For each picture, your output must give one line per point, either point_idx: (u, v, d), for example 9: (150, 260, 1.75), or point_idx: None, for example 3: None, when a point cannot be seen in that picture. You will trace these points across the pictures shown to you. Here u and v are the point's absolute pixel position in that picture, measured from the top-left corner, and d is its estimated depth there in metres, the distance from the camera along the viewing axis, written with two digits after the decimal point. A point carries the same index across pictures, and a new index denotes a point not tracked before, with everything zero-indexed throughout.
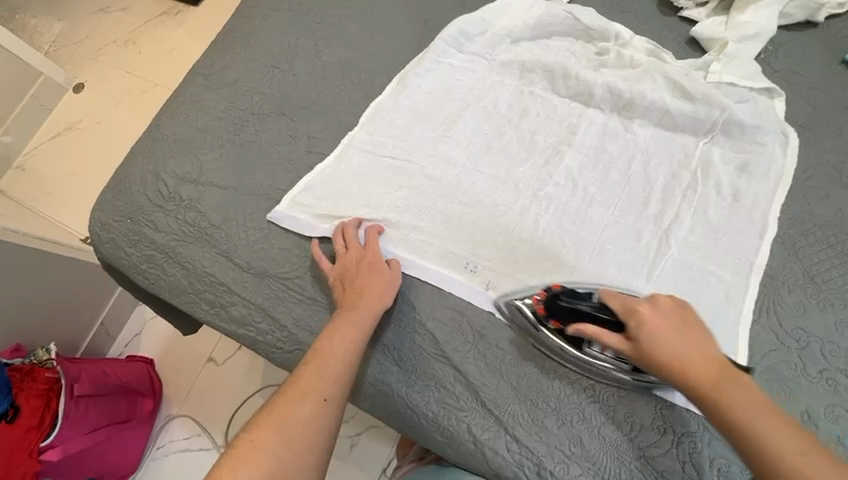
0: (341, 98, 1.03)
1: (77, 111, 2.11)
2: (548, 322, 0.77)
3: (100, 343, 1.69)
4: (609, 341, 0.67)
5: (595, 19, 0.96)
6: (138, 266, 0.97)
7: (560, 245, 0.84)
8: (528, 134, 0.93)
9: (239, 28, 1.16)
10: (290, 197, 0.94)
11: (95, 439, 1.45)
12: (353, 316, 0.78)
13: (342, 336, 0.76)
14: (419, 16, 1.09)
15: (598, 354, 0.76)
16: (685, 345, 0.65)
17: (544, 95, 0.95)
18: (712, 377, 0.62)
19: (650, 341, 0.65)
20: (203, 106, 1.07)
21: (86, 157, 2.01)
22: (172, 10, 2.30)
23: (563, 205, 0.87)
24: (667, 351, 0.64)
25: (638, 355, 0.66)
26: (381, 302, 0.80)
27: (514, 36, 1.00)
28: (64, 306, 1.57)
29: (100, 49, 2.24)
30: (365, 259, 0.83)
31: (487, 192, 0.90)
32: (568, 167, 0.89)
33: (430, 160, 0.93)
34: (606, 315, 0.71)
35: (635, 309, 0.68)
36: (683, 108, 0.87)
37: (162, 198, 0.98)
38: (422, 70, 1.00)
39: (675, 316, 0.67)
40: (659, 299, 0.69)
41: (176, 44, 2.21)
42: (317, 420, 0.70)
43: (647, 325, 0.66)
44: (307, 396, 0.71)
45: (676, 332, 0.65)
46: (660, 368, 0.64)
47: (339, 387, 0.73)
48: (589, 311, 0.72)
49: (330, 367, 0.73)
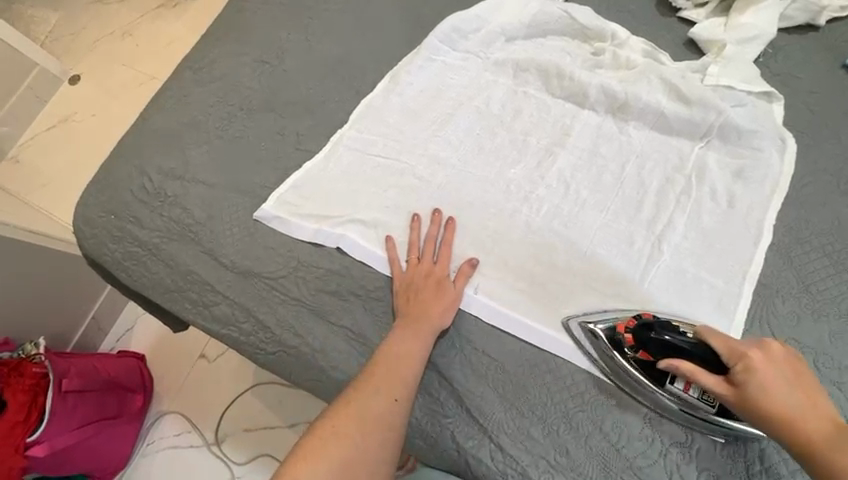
0: (332, 95, 1.01)
1: (71, 103, 2.09)
2: (635, 352, 0.71)
3: (91, 338, 1.67)
4: (703, 381, 0.62)
5: (592, 18, 0.94)
6: (122, 263, 0.95)
7: (551, 250, 0.82)
8: (521, 135, 0.91)
9: (229, 21, 1.14)
10: (277, 195, 0.92)
11: (81, 435, 1.43)
12: (414, 329, 0.76)
13: (407, 346, 0.75)
14: (413, 12, 1.07)
15: (681, 392, 0.69)
16: (796, 400, 0.59)
17: (538, 95, 0.93)
18: (826, 437, 0.57)
19: (759, 392, 0.59)
20: (191, 101, 1.05)
21: (79, 150, 1.99)
22: (169, 2, 2.27)
23: (554, 207, 0.85)
24: (783, 406, 0.59)
25: (740, 403, 0.61)
26: (442, 318, 0.78)
27: (509, 34, 0.98)
28: (54, 300, 1.55)
29: (96, 41, 2.22)
30: (432, 276, 0.80)
31: (478, 193, 0.88)
32: (560, 170, 0.87)
33: (420, 160, 0.91)
34: (704, 351, 0.63)
35: (744, 353, 0.61)
36: (679, 111, 0.85)
37: (147, 194, 0.96)
38: (415, 67, 0.98)
39: (788, 366, 0.61)
40: (769, 343, 0.63)
41: (172, 38, 2.19)
42: (389, 417, 0.70)
43: (757, 373, 0.60)
44: (378, 396, 0.71)
45: (787, 385, 0.60)
46: (765, 422, 0.59)
47: (408, 389, 0.73)
48: (681, 346, 0.64)
49: (400, 370, 0.73)
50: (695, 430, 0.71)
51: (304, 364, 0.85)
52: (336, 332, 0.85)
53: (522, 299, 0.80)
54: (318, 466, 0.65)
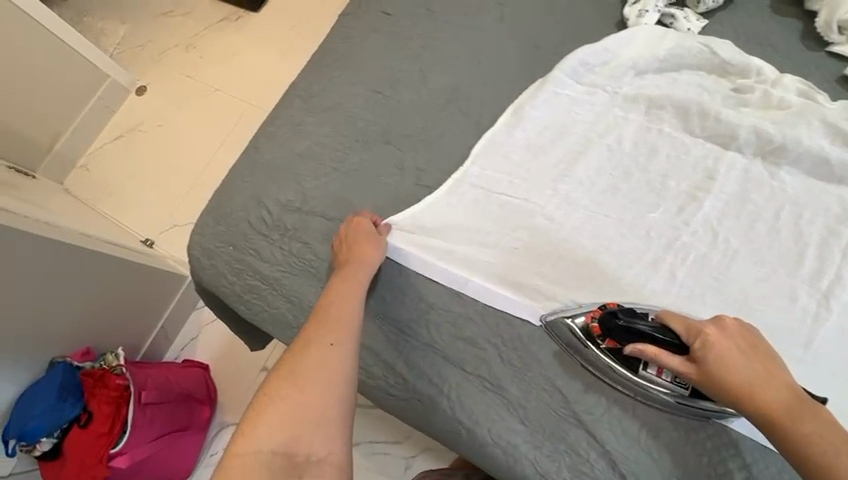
0: (450, 127, 0.98)
1: (138, 113, 2.11)
2: (603, 341, 0.74)
3: (159, 345, 1.68)
4: (668, 361, 0.65)
5: (734, 53, 0.89)
6: (242, 296, 0.95)
7: (703, 304, 0.77)
8: (659, 176, 0.86)
9: (336, 48, 1.13)
10: (397, 222, 0.90)
11: (157, 447, 1.45)
12: (348, 284, 0.81)
13: (338, 297, 0.79)
14: (530, 42, 1.03)
15: (654, 377, 0.71)
16: (753, 370, 0.62)
17: (675, 133, 0.88)
18: (785, 405, 0.59)
19: (719, 366, 0.62)
20: (304, 131, 1.04)
21: (147, 161, 2.02)
22: (232, 15, 2.24)
23: (702, 257, 0.80)
24: (738, 376, 0.61)
25: (703, 379, 0.63)
26: (371, 266, 0.84)
27: (641, 68, 0.93)
28: (129, 312, 1.55)
29: (161, 53, 2.22)
30: (354, 229, 0.86)
31: (615, 238, 0.84)
32: (705, 217, 0.82)
33: (551, 200, 0.88)
34: (666, 335, 0.66)
35: (700, 330, 0.65)
36: (843, 158, 0.79)
37: (266, 226, 0.96)
38: (538, 101, 0.95)
39: (742, 340, 0.64)
40: (725, 320, 0.66)
41: (235, 51, 2.16)
42: (327, 365, 0.72)
43: (714, 348, 0.63)
44: (314, 346, 0.74)
45: (743, 357, 0.62)
46: (730, 395, 0.61)
47: (346, 334, 0.75)
48: (647, 331, 0.67)
49: (335, 318, 0.77)
50: None
51: (441, 415, 0.79)
52: (475, 385, 0.78)
53: None
54: (273, 417, 0.69)
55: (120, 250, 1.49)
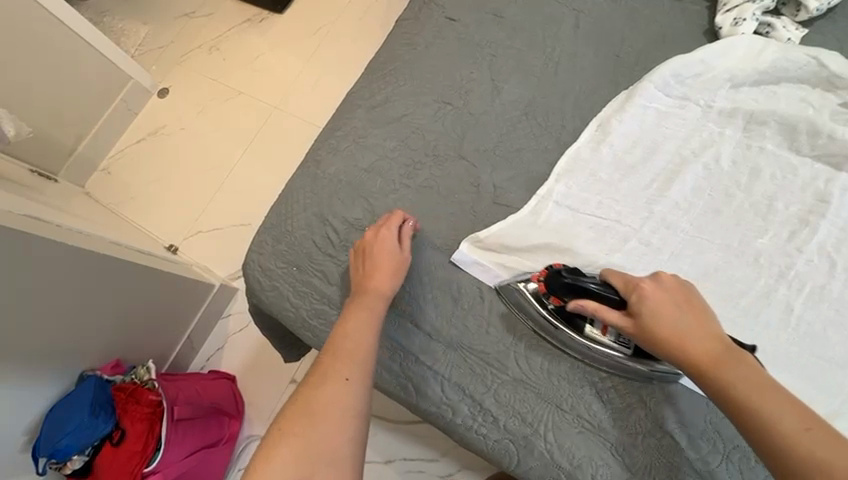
0: (528, 142, 0.92)
1: (162, 116, 2.05)
2: (548, 299, 0.75)
3: (185, 356, 1.63)
4: (605, 315, 0.67)
5: (845, 66, 0.83)
6: (308, 322, 0.89)
7: (823, 340, 0.71)
8: (765, 199, 0.80)
9: (398, 55, 1.07)
10: (481, 239, 0.83)
11: (192, 463, 1.38)
12: (367, 300, 0.78)
13: (356, 323, 0.74)
14: (612, 52, 0.97)
15: (599, 336, 0.73)
16: (685, 322, 0.64)
17: (778, 152, 0.82)
18: (712, 354, 0.60)
19: (650, 316, 0.65)
20: (368, 144, 0.98)
21: (173, 166, 1.96)
22: (256, 17, 2.17)
23: (820, 288, 0.74)
24: (668, 326, 0.63)
25: (639, 331, 0.65)
26: (386, 286, 0.79)
27: (737, 81, 0.87)
28: (157, 321, 1.48)
29: (185, 55, 2.16)
30: (378, 242, 0.82)
31: (720, 265, 0.78)
32: (821, 244, 0.76)
33: (646, 223, 0.82)
34: (604, 290, 0.70)
35: (637, 284, 0.67)
36: None
37: (332, 246, 0.90)
38: (628, 115, 0.88)
39: (680, 296, 0.66)
40: (663, 275, 0.68)
41: (261, 54, 2.10)
42: (343, 400, 0.67)
43: (647, 300, 0.66)
44: (326, 380, 0.68)
45: (676, 310, 0.65)
46: (659, 345, 0.63)
47: (364, 368, 0.71)
48: (593, 288, 0.70)
49: (351, 347, 0.72)
50: None
51: (537, 458, 0.72)
52: (575, 426, 0.72)
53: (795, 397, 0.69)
54: (284, 457, 0.62)
55: (146, 257, 1.41)
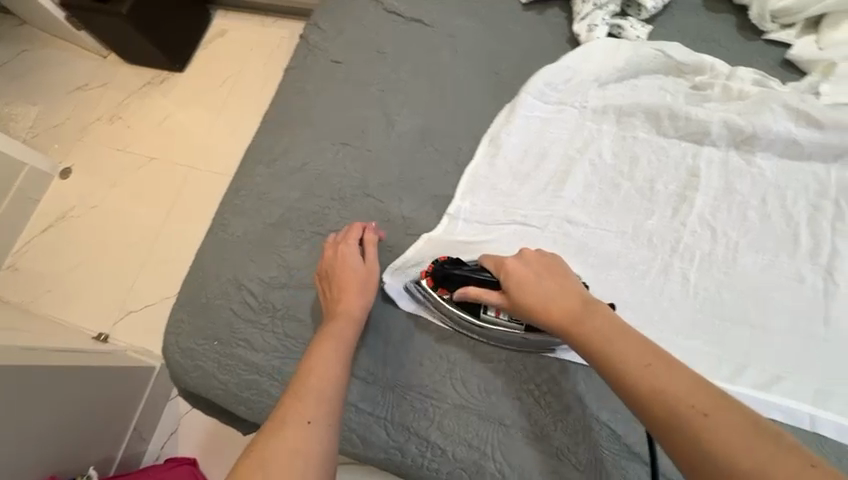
0: (428, 169, 0.95)
1: (68, 198, 1.91)
2: (438, 291, 0.79)
3: (133, 449, 1.46)
4: (485, 297, 0.70)
5: (687, 53, 0.92)
6: (239, 396, 0.83)
7: (719, 301, 0.78)
8: (646, 182, 0.87)
9: (291, 105, 1.08)
10: (398, 267, 0.85)
11: None
12: (340, 325, 0.75)
13: (324, 352, 0.71)
14: (490, 70, 1.03)
15: (494, 317, 0.76)
16: (547, 287, 0.65)
17: (649, 138, 0.90)
18: (571, 311, 0.61)
19: (516, 291, 0.67)
20: (273, 199, 0.96)
21: (85, 249, 1.82)
22: (156, 79, 2.10)
23: (707, 255, 0.80)
24: (535, 294, 0.65)
25: (514, 306, 0.67)
26: (356, 305, 0.78)
27: (602, 80, 0.95)
28: (95, 423, 1.31)
29: (83, 129, 2.04)
30: (341, 261, 0.82)
31: (620, 251, 0.83)
32: (700, 214, 0.83)
33: (549, 222, 0.86)
34: (484, 274, 0.73)
35: (504, 264, 0.70)
36: (812, 136, 0.82)
37: (252, 310, 0.87)
38: (514, 127, 0.93)
39: (541, 265, 0.68)
40: (526, 252, 0.71)
41: (167, 114, 2.02)
42: (307, 445, 0.60)
43: (513, 276, 0.68)
44: (287, 423, 0.62)
45: (538, 279, 0.66)
46: (530, 312, 0.64)
47: (329, 410, 0.64)
48: (470, 274, 0.74)
49: (314, 383, 0.66)
50: None
51: None
52: (519, 440, 0.73)
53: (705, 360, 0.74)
54: None
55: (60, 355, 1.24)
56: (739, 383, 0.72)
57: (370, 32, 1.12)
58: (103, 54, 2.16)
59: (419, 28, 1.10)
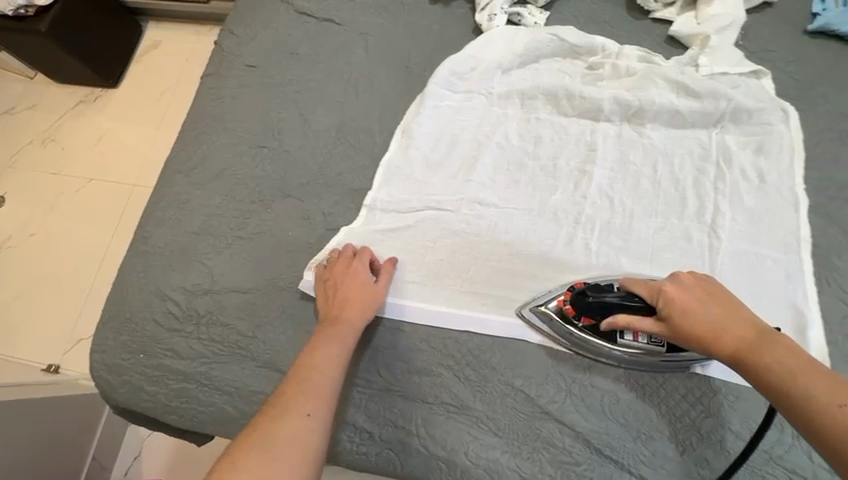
0: (346, 164, 0.97)
1: (4, 228, 1.84)
2: (579, 320, 0.76)
3: (94, 479, 1.38)
4: (638, 325, 0.69)
5: (579, 36, 0.98)
6: (169, 405, 0.83)
7: (620, 264, 0.83)
8: (549, 160, 0.92)
9: (208, 112, 1.07)
10: (319, 261, 0.86)
11: None
12: (343, 333, 0.74)
13: (324, 352, 0.71)
14: (401, 64, 1.06)
15: (632, 342, 0.74)
16: (714, 314, 0.65)
17: (551, 118, 0.95)
18: (747, 340, 0.61)
19: (681, 317, 0.66)
20: (193, 206, 0.96)
21: (25, 279, 1.75)
22: (89, 97, 2.03)
23: (606, 223, 0.86)
24: (702, 320, 0.64)
25: (675, 334, 0.66)
26: (356, 314, 0.77)
27: (505, 66, 0.99)
28: (48, 455, 1.24)
29: (14, 155, 1.96)
30: (351, 273, 0.81)
31: (529, 227, 0.87)
32: (599, 186, 0.88)
33: (462, 205, 0.89)
34: (632, 300, 0.71)
35: (659, 288, 0.69)
36: (691, 105, 0.89)
37: (176, 319, 0.87)
38: (424, 117, 0.96)
39: (701, 290, 0.67)
40: (681, 276, 0.70)
41: (103, 133, 1.96)
42: (306, 437, 0.62)
43: (673, 302, 0.67)
44: (290, 413, 0.63)
45: (704, 304, 0.66)
46: (697, 340, 0.64)
47: (327, 404, 0.65)
48: (616, 300, 0.72)
49: (317, 380, 0.68)
50: None
51: (414, 458, 0.75)
52: (440, 414, 0.76)
53: None
54: None
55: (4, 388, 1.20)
56: None
57: (283, 35, 1.13)
58: (30, 75, 2.08)
59: (330, 28, 1.11)
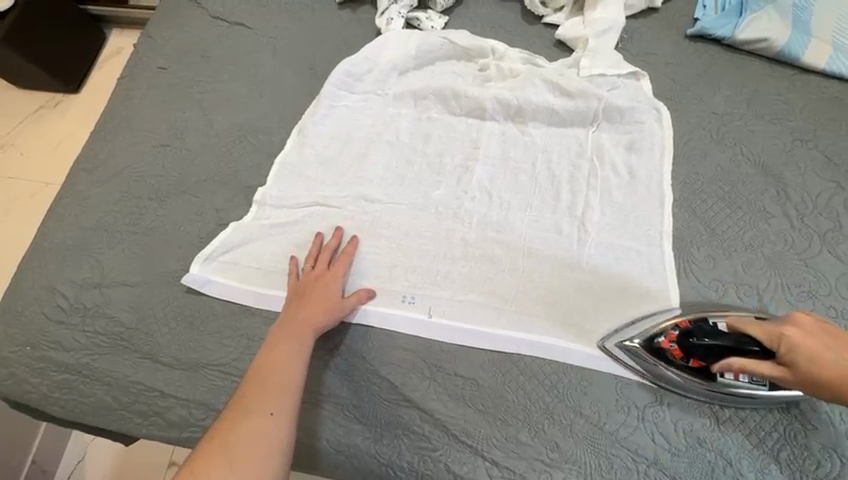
0: (243, 162, 0.99)
1: None
2: (685, 361, 0.74)
3: None
4: (758, 372, 0.64)
5: (471, 39, 1.02)
6: (52, 396, 0.86)
7: (493, 257, 0.85)
8: (436, 157, 0.95)
9: (117, 112, 1.09)
10: (206, 255, 0.89)
11: None
12: (295, 330, 0.76)
13: (283, 351, 0.74)
14: (305, 66, 1.09)
15: (735, 382, 0.72)
16: (846, 361, 0.61)
17: (441, 117, 0.98)
18: None
19: (810, 363, 0.62)
20: (92, 203, 0.98)
21: None
22: (50, 102, 1.92)
23: (484, 217, 0.88)
24: (835, 368, 0.61)
25: (802, 380, 0.63)
26: (320, 319, 0.78)
27: (401, 68, 1.02)
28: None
29: None
30: (327, 278, 0.82)
31: (411, 221, 0.89)
32: (480, 181, 0.91)
33: (348, 200, 0.92)
34: (747, 343, 0.66)
35: (780, 332, 0.65)
36: (566, 105, 0.93)
37: (64, 312, 0.89)
38: (319, 117, 1.00)
39: (827, 334, 0.63)
40: (799, 318, 0.65)
41: (59, 137, 1.86)
42: (270, 433, 0.67)
43: (799, 349, 0.63)
44: (250, 413, 0.68)
45: (833, 350, 0.62)
46: (830, 389, 0.61)
47: (291, 398, 0.70)
48: (730, 345, 0.68)
49: (281, 377, 0.71)
50: (661, 387, 0.75)
51: None
52: (309, 402, 0.79)
53: (476, 309, 0.82)
54: None
55: None
56: (504, 328, 0.80)
57: (196, 38, 1.16)
58: None
59: (241, 32, 1.15)
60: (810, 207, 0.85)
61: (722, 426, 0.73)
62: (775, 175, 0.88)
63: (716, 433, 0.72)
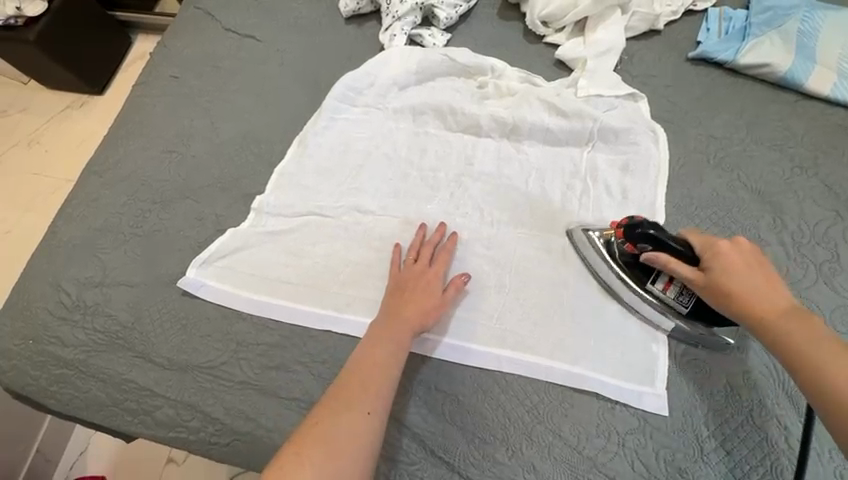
0: (244, 171, 1.02)
1: None
2: (623, 246, 0.79)
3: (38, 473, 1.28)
4: (677, 270, 0.71)
5: (471, 57, 1.03)
6: (49, 389, 0.90)
7: (481, 272, 0.85)
8: (431, 172, 0.96)
9: (129, 118, 1.14)
10: (202, 260, 0.92)
11: None
12: (397, 326, 0.76)
13: (390, 347, 0.74)
14: (309, 79, 1.12)
15: (659, 292, 0.77)
16: (758, 281, 0.66)
17: (438, 132, 1.00)
18: (780, 313, 0.64)
19: (723, 270, 0.68)
20: (101, 204, 1.02)
21: None
22: (76, 103, 2.00)
23: (475, 232, 0.89)
24: (742, 282, 0.66)
25: (708, 286, 0.69)
26: (424, 316, 0.78)
27: (401, 83, 1.04)
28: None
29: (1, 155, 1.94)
30: (420, 279, 0.81)
31: (403, 233, 0.90)
32: (472, 197, 0.92)
33: (342, 211, 0.94)
34: (681, 245, 0.72)
35: (713, 244, 0.70)
36: (561, 124, 0.94)
37: (65, 309, 0.92)
38: (320, 128, 1.02)
39: (756, 258, 0.68)
40: (741, 240, 0.70)
41: (82, 136, 1.93)
42: (365, 435, 0.67)
43: (721, 258, 0.69)
44: (351, 411, 0.68)
45: (751, 270, 0.67)
46: (728, 298, 0.67)
47: (384, 400, 0.70)
48: (668, 243, 0.73)
49: (376, 377, 0.71)
50: (644, 413, 0.74)
51: (260, 447, 0.82)
52: (293, 409, 0.81)
53: (461, 324, 0.82)
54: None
55: None
56: (486, 345, 0.80)
57: (208, 48, 1.20)
58: (24, 80, 2.06)
59: (251, 44, 1.19)
60: (806, 236, 0.83)
61: (704, 457, 0.71)
62: (772, 201, 0.87)
63: (697, 464, 0.71)
